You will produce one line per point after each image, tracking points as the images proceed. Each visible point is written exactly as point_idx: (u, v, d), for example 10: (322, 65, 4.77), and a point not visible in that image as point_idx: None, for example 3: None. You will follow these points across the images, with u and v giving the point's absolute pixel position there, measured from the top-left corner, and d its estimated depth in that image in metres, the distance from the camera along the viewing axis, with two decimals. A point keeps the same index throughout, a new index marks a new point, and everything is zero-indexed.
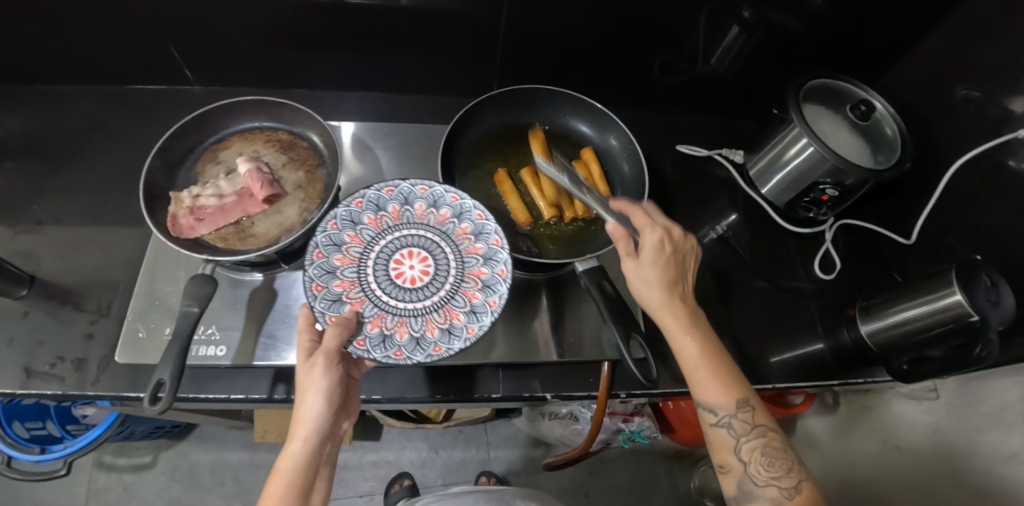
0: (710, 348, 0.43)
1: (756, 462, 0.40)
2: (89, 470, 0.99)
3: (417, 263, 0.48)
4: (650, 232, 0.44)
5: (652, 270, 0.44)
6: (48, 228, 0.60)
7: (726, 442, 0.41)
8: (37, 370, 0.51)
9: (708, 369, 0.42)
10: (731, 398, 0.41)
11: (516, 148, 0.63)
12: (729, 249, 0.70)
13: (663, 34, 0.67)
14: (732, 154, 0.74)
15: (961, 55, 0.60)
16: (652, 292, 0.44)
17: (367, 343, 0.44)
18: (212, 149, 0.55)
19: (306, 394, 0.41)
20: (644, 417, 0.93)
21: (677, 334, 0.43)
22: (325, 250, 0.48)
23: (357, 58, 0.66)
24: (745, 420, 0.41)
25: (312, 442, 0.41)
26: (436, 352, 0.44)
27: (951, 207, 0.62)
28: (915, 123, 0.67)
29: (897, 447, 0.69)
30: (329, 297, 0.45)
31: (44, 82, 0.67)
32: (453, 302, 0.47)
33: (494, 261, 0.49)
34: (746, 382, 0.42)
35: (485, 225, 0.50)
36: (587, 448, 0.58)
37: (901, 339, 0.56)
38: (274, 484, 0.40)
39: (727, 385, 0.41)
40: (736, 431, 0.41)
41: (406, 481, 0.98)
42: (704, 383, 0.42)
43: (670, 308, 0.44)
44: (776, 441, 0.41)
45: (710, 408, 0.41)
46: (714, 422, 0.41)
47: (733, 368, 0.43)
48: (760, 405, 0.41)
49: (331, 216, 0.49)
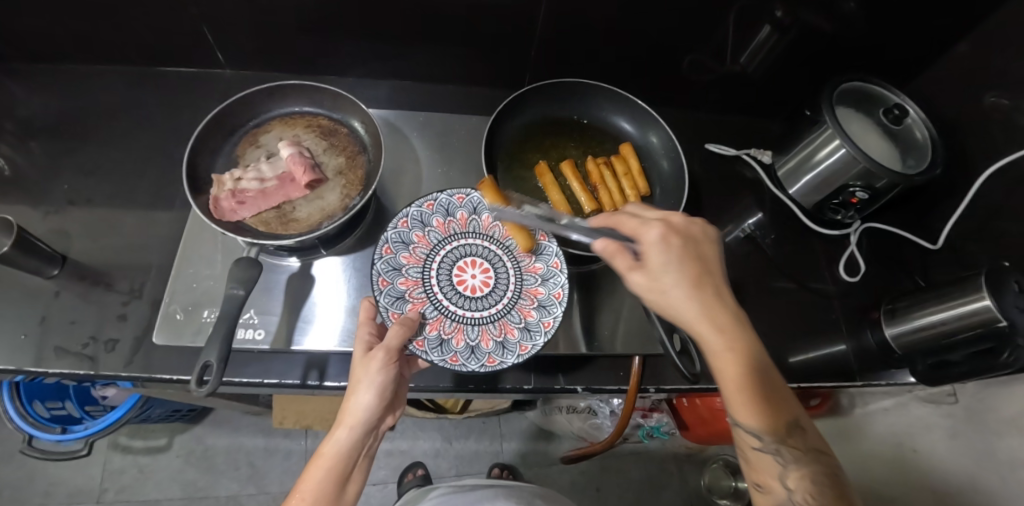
0: (757, 367, 0.37)
1: (806, 493, 0.36)
2: (105, 451, 0.99)
3: (479, 273, 0.51)
4: (648, 232, 0.40)
5: (671, 271, 0.39)
6: (79, 207, 0.60)
7: (770, 468, 0.37)
8: (68, 350, 0.51)
9: (752, 386, 0.37)
10: (777, 423, 0.37)
11: (555, 141, 0.64)
12: (755, 248, 0.70)
13: (695, 31, 0.67)
14: (760, 154, 0.73)
15: (993, 62, 0.59)
16: (682, 297, 0.38)
17: (426, 345, 0.46)
18: (253, 132, 0.56)
19: (358, 386, 0.41)
20: (661, 413, 0.95)
21: (719, 350, 0.37)
22: (394, 247, 0.51)
23: (390, 46, 0.66)
24: (793, 446, 0.37)
25: (357, 431, 0.42)
26: (489, 363, 0.46)
27: (975, 214, 0.62)
28: (943, 129, 0.66)
29: (914, 450, 0.68)
30: (393, 294, 0.48)
31: (76, 62, 0.67)
32: (509, 317, 0.49)
33: (551, 283, 0.51)
34: (793, 400, 0.38)
35: (547, 245, 0.53)
36: (615, 439, 0.59)
37: (928, 342, 0.56)
38: (316, 469, 0.41)
39: (773, 408, 0.37)
40: (782, 457, 0.37)
41: (420, 471, 0.99)
42: (748, 400, 0.37)
43: (710, 320, 0.37)
44: (824, 467, 0.38)
45: (753, 432, 0.37)
46: (757, 446, 0.37)
47: (779, 384, 0.38)
48: (810, 426, 0.38)
49: (403, 215, 0.52)
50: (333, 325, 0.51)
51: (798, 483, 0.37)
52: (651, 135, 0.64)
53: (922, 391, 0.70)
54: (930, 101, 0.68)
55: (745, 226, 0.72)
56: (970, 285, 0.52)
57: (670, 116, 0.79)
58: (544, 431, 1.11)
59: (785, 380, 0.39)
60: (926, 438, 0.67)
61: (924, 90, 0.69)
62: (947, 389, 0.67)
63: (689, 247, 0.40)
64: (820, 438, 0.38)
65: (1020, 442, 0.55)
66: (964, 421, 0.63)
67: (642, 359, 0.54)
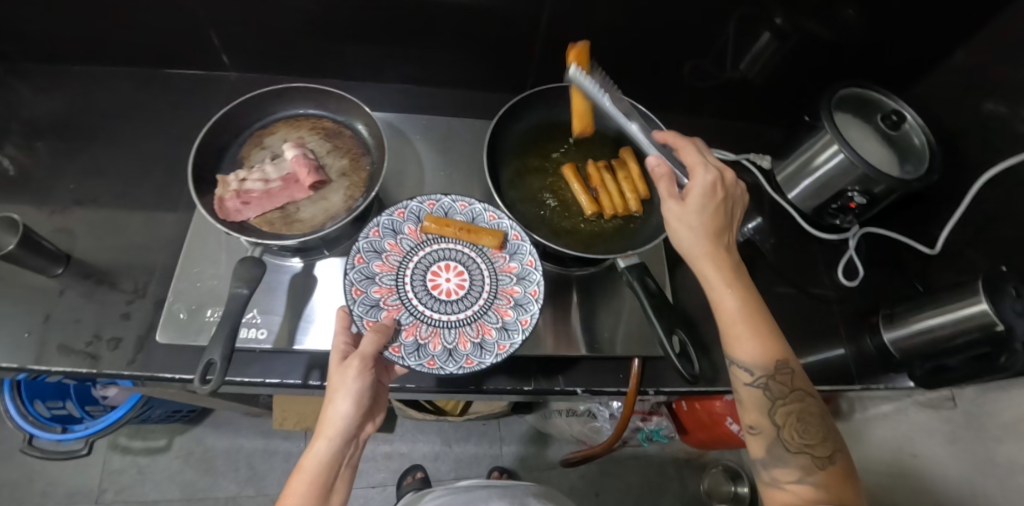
0: (753, 305, 0.43)
1: (788, 425, 0.41)
2: (104, 452, 0.99)
3: (453, 277, 0.51)
4: (703, 172, 0.47)
5: (696, 215, 0.46)
6: (84, 207, 0.60)
7: (759, 402, 0.41)
8: (71, 348, 0.51)
9: (752, 322, 0.42)
10: (768, 359, 0.41)
11: (556, 144, 0.64)
12: (754, 252, 0.71)
13: (695, 37, 0.67)
14: (760, 159, 0.75)
15: (992, 68, 0.60)
16: (697, 238, 0.46)
17: (402, 350, 0.46)
18: (258, 134, 0.57)
19: (336, 395, 0.42)
20: (661, 417, 0.96)
21: (719, 286, 0.44)
22: (366, 256, 0.51)
23: (394, 50, 0.67)
24: (781, 381, 0.41)
25: (337, 442, 0.42)
26: (468, 365, 0.46)
27: (974, 220, 0.62)
28: (942, 135, 0.67)
29: (913, 455, 0.69)
30: (367, 302, 0.48)
31: (84, 64, 0.68)
32: (486, 318, 0.49)
33: (527, 281, 0.52)
34: (787, 346, 0.42)
35: (519, 245, 0.53)
36: (614, 443, 0.60)
37: (924, 347, 0.57)
38: (297, 482, 0.41)
39: (766, 346, 0.42)
40: (771, 392, 0.41)
41: (419, 474, 0.99)
42: (750, 336, 0.42)
43: (716, 261, 0.45)
44: (809, 407, 0.41)
45: (746, 367, 0.42)
46: (748, 381, 0.42)
47: (774, 329, 0.43)
48: (799, 369, 0.42)
49: (374, 224, 0.52)
50: (328, 326, 0.51)
51: (784, 416, 0.41)
52: (650, 139, 0.64)
53: (921, 395, 0.69)
54: (929, 107, 0.68)
55: (745, 230, 0.72)
56: (969, 289, 0.53)
57: (670, 121, 0.80)
58: (543, 434, 1.11)
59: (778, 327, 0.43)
60: (926, 443, 0.67)
61: (922, 97, 0.69)
62: (946, 394, 0.65)
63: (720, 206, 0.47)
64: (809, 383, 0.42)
65: (1018, 448, 0.54)
66: (963, 426, 0.62)
67: (642, 361, 0.55)
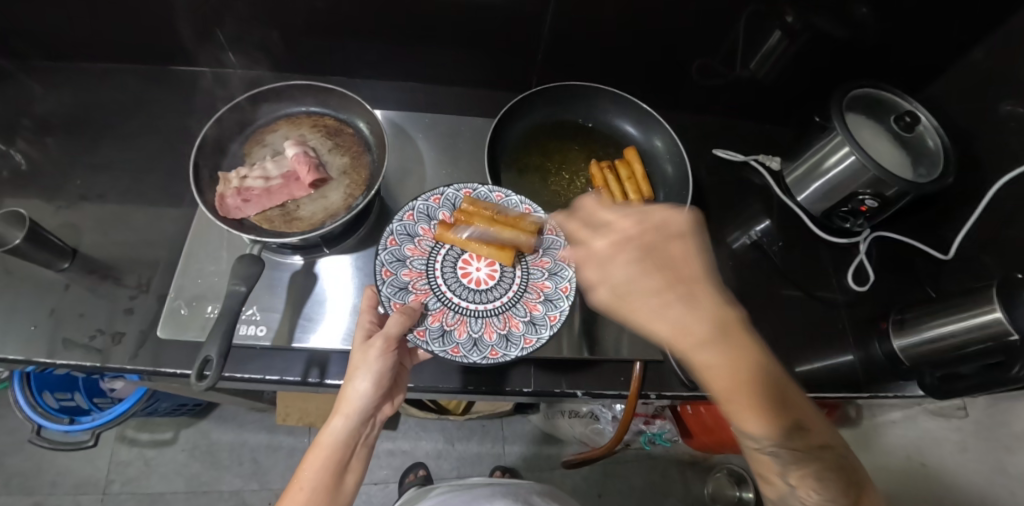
0: (749, 384, 0.32)
1: (807, 488, 0.34)
2: (113, 443, 1.01)
3: (484, 266, 0.51)
4: (599, 240, 0.39)
5: (637, 287, 0.35)
6: (89, 202, 0.61)
7: (770, 467, 0.34)
8: (76, 342, 0.52)
9: (751, 395, 0.32)
10: (776, 427, 0.33)
11: (560, 145, 0.64)
12: (763, 254, 0.69)
13: (703, 36, 0.66)
14: (768, 160, 0.73)
15: (1010, 70, 0.58)
16: (662, 322, 0.33)
17: (427, 334, 0.46)
18: (260, 131, 0.57)
19: (356, 372, 0.43)
20: (664, 420, 0.96)
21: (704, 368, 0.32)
22: (399, 239, 0.51)
23: (397, 47, 0.67)
24: (794, 445, 0.33)
25: (353, 420, 0.42)
26: (492, 356, 0.46)
27: (991, 224, 0.60)
28: (959, 136, 0.64)
29: (921, 463, 0.66)
30: (396, 284, 0.48)
31: (90, 61, 0.69)
32: (514, 310, 0.49)
33: (559, 277, 0.51)
34: (795, 401, 0.34)
35: (553, 241, 0.53)
36: (613, 448, 0.59)
37: (936, 356, 0.55)
38: (314, 458, 0.41)
39: (771, 412, 0.33)
40: (783, 457, 0.34)
41: (421, 471, 1.00)
42: (749, 414, 0.32)
43: (687, 341, 0.33)
44: (830, 461, 0.35)
45: (753, 437, 0.33)
46: (756, 448, 0.34)
47: (779, 388, 0.33)
48: (813, 428, 0.34)
49: (409, 208, 0.52)
50: (340, 326, 0.52)
51: (800, 478, 0.34)
52: (655, 138, 0.64)
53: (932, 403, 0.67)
54: (944, 109, 0.67)
55: (753, 233, 0.70)
56: (985, 296, 0.51)
57: (677, 120, 0.78)
58: (546, 435, 1.11)
59: (785, 381, 0.34)
60: (934, 452, 0.65)
61: (938, 97, 0.67)
62: (958, 402, 0.64)
63: (656, 255, 0.37)
64: (827, 432, 0.35)
65: None
66: (974, 437, 0.61)
67: (643, 364, 0.54)
